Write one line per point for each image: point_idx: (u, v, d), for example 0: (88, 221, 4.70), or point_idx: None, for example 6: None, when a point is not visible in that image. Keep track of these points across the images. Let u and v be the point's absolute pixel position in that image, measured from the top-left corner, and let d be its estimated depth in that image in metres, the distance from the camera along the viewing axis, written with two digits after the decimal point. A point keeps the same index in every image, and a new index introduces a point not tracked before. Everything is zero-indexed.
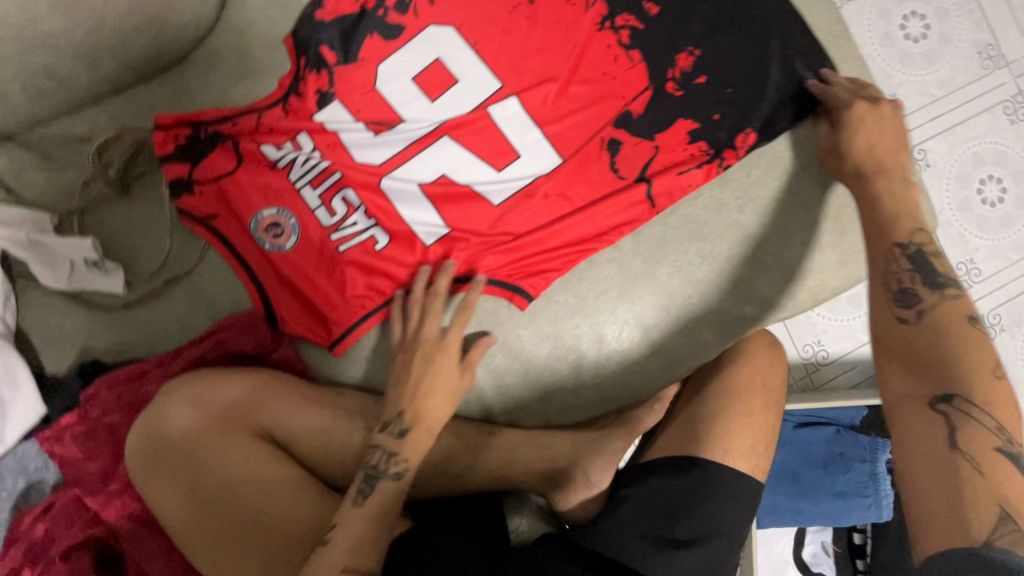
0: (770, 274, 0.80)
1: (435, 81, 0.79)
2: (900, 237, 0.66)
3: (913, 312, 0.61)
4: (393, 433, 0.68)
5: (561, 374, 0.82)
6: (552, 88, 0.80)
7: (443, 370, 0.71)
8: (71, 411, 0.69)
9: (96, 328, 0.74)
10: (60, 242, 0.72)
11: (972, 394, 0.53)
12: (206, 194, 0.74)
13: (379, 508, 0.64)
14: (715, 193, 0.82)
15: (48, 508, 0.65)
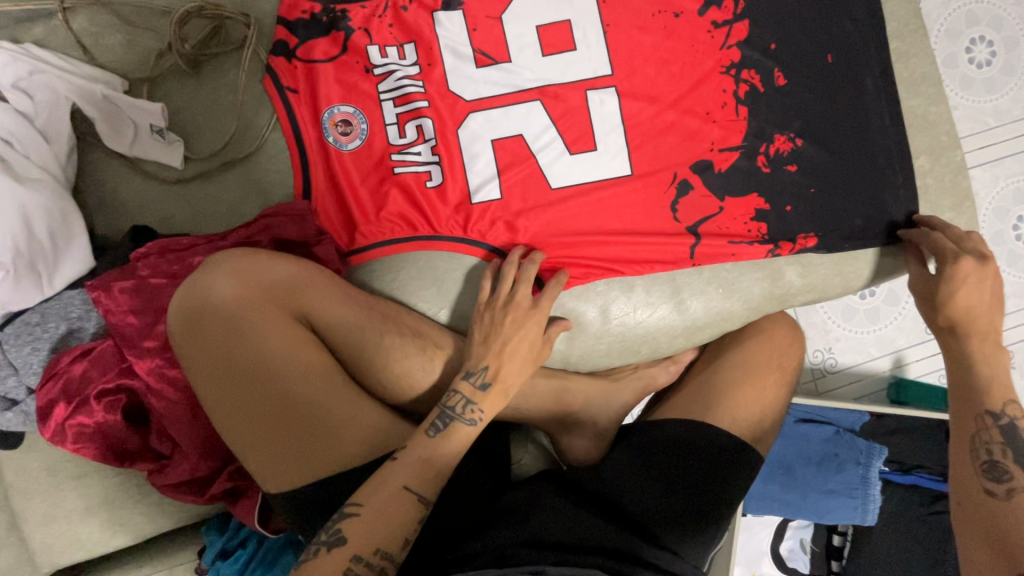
0: (805, 255, 0.83)
1: (556, 38, 0.80)
2: (993, 405, 0.71)
3: (1003, 486, 0.66)
4: (477, 384, 0.70)
5: (586, 319, 0.83)
6: (630, 37, 0.80)
7: (529, 329, 0.73)
8: (116, 268, 0.70)
9: (152, 198, 0.77)
10: (128, 103, 0.73)
11: None
12: (297, 68, 0.77)
13: (448, 445, 0.67)
14: (768, 166, 0.82)
15: (87, 353, 0.67)
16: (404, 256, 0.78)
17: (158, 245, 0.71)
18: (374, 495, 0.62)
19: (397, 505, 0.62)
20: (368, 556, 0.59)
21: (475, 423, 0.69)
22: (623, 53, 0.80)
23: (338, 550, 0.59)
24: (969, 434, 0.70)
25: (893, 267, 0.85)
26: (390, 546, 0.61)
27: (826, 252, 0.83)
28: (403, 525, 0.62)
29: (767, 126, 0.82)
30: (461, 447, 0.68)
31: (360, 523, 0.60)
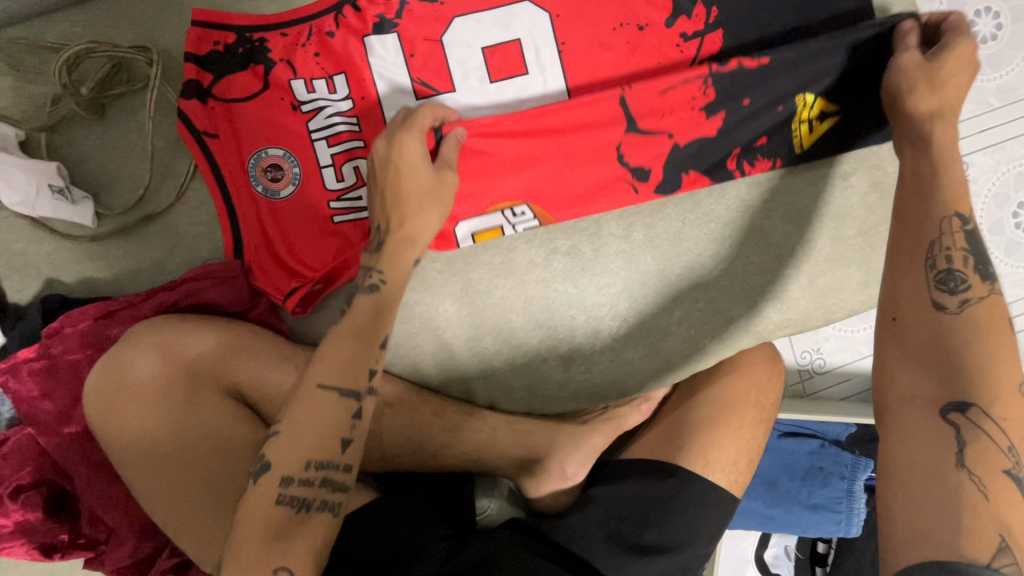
0: (786, 287, 0.77)
1: (504, 60, 0.71)
2: (965, 209, 0.58)
3: (956, 301, 0.54)
4: (374, 248, 0.62)
5: (550, 365, 0.77)
6: (588, 55, 0.71)
7: (416, 168, 0.63)
8: (29, 345, 0.65)
9: (66, 259, 0.70)
10: (20, 162, 0.64)
11: (991, 407, 0.48)
12: (215, 109, 0.69)
13: (359, 321, 0.58)
14: (743, 193, 0.75)
15: (2, 445, 0.62)
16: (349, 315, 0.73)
17: (71, 316, 0.65)
18: (293, 410, 0.54)
19: (320, 407, 0.54)
20: (299, 474, 0.52)
21: (377, 288, 0.60)
22: (580, 75, 0.72)
23: (266, 477, 0.52)
24: (926, 241, 0.57)
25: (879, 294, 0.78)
26: (323, 457, 0.53)
27: (806, 285, 0.77)
28: (331, 424, 0.54)
29: (740, 148, 0.74)
30: (376, 317, 0.59)
31: (280, 441, 0.53)
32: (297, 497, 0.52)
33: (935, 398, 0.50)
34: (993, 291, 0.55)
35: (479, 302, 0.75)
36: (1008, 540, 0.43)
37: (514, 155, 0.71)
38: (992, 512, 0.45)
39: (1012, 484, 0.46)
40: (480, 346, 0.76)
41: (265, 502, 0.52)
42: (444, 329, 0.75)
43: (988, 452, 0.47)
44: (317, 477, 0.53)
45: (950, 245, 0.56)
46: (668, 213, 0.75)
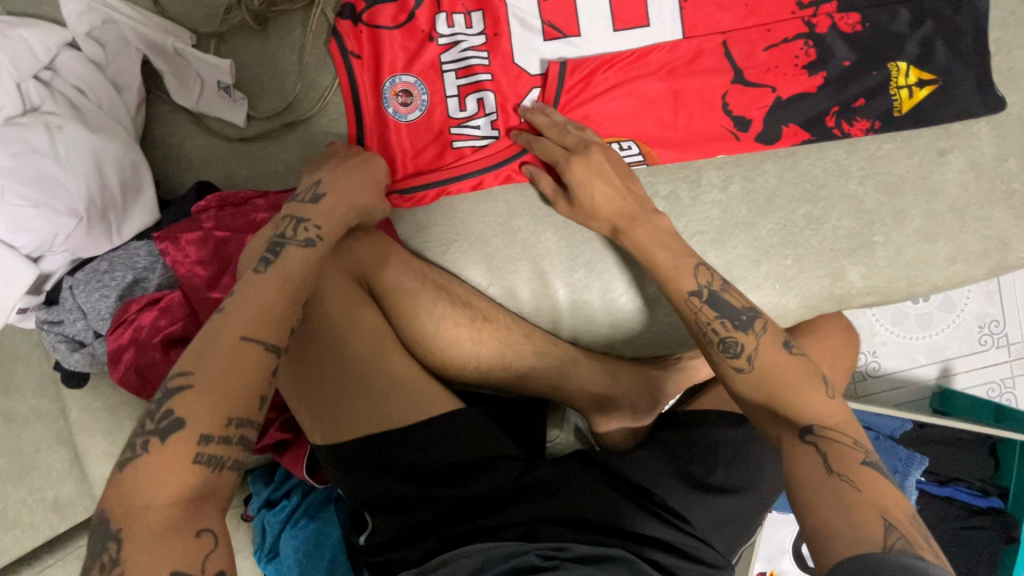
0: (872, 255, 0.80)
1: (628, 13, 0.76)
2: (690, 285, 0.68)
3: (744, 359, 0.63)
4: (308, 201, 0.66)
5: (633, 303, 0.82)
6: (709, 12, 0.76)
7: (348, 176, 0.69)
8: (184, 219, 0.73)
9: (213, 154, 0.78)
10: (198, 57, 0.73)
11: (824, 419, 0.58)
12: (362, 33, 0.76)
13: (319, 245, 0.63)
14: (840, 157, 0.78)
15: (154, 301, 0.70)
16: (454, 231, 0.80)
17: (219, 199, 0.73)
18: (205, 349, 0.51)
19: (241, 360, 0.51)
20: (221, 431, 0.49)
21: (313, 241, 0.63)
22: (697, 30, 0.76)
23: (176, 434, 0.48)
24: (693, 327, 0.67)
25: (964, 272, 0.81)
26: (245, 411, 0.50)
27: (892, 254, 0.80)
28: (254, 380, 0.51)
29: (841, 114, 0.77)
30: (304, 268, 0.60)
31: (196, 392, 0.49)
32: (216, 454, 0.48)
33: (795, 425, 0.58)
34: (759, 335, 0.64)
35: (576, 237, 0.81)
36: (890, 519, 0.49)
37: (627, 100, 0.77)
38: (870, 499, 0.51)
39: (873, 471, 0.54)
40: (573, 279, 0.81)
41: (179, 451, 0.47)
42: (542, 257, 0.81)
43: (837, 459, 0.54)
44: (236, 434, 0.50)
45: (712, 325, 0.65)
46: (766, 170, 0.78)
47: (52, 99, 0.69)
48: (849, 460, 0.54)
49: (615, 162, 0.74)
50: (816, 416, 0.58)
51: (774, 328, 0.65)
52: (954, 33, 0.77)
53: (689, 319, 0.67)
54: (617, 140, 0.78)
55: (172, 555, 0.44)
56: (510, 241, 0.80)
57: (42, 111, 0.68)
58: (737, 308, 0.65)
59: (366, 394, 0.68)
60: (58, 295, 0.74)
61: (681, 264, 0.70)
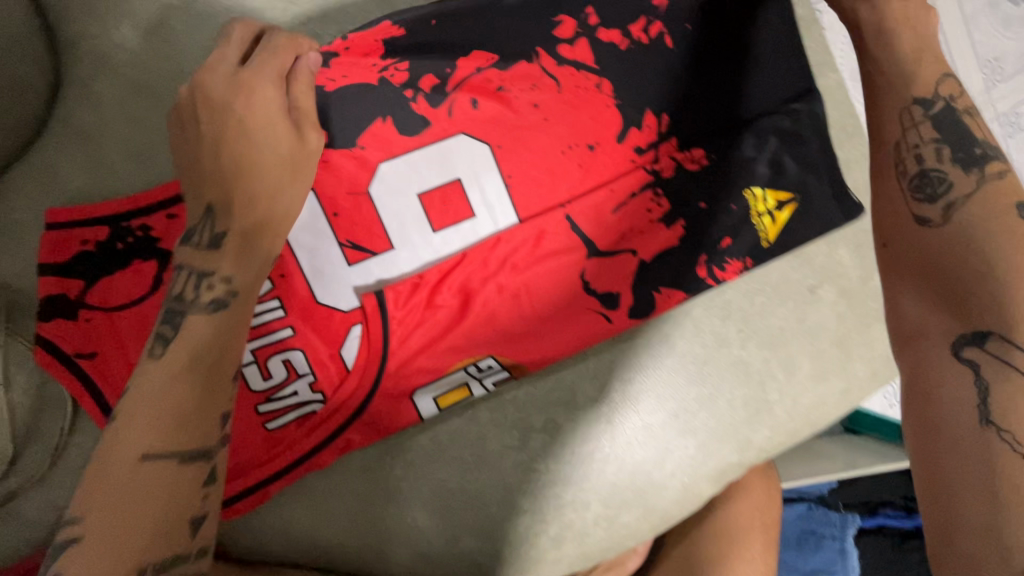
0: (773, 414, 0.73)
1: (444, 206, 0.61)
2: (921, 92, 0.53)
3: (941, 206, 0.47)
4: (205, 244, 0.49)
5: (539, 548, 0.68)
6: (542, 180, 0.64)
7: (263, 120, 0.51)
8: None
9: None
10: None
11: (1014, 331, 0.40)
12: (92, 324, 0.54)
13: (198, 343, 0.45)
14: (717, 326, 0.70)
15: None
16: (304, 510, 0.64)
17: None
18: (111, 494, 0.38)
19: (158, 478, 0.39)
20: None
21: (224, 304, 0.47)
22: (531, 204, 0.63)
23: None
24: (891, 146, 0.52)
25: (859, 398, 0.76)
26: (166, 553, 0.39)
27: (790, 406, 0.73)
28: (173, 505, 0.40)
29: (712, 260, 0.68)
30: (219, 340, 0.46)
31: (97, 536, 0.37)
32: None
33: (946, 331, 0.43)
34: (987, 176, 0.48)
35: (452, 503, 0.65)
36: None
37: (472, 310, 0.62)
38: None
39: None
40: (461, 547, 0.67)
41: None
42: (418, 537, 0.65)
43: (1006, 406, 0.39)
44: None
45: (909, 145, 0.51)
46: (644, 364, 0.68)
47: None
48: None
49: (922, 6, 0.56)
50: None
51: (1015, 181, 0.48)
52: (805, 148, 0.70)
53: (890, 135, 0.53)
54: (474, 360, 0.63)
55: None
56: (369, 530, 0.65)
57: None
58: (973, 136, 0.51)
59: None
60: None
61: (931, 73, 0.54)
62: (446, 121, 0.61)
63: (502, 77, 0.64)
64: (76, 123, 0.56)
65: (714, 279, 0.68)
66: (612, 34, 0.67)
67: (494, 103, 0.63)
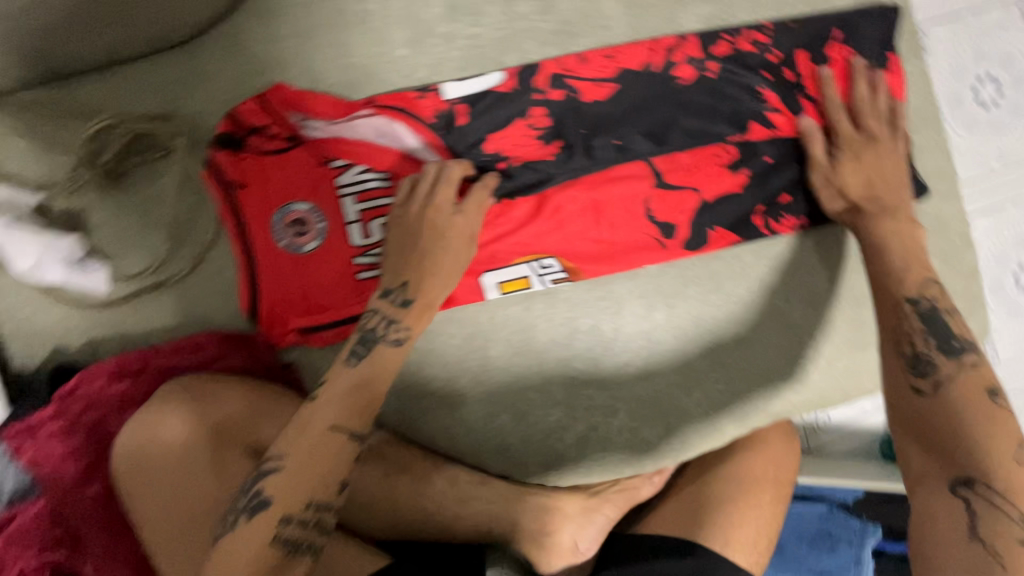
0: (805, 370, 0.76)
1: (534, 126, 0.70)
2: (910, 290, 0.62)
3: (930, 383, 0.56)
4: (396, 304, 0.61)
5: (564, 443, 0.76)
6: (623, 119, 0.71)
7: (457, 237, 0.64)
8: (45, 405, 0.62)
9: (73, 325, 0.67)
10: (39, 235, 0.64)
11: (994, 479, 0.48)
12: (245, 161, 0.68)
13: (372, 370, 0.56)
14: (763, 274, 0.75)
15: (7, 522, 0.57)
16: None
17: (110, 366, 0.64)
18: (299, 449, 0.51)
19: (326, 451, 0.52)
20: (298, 514, 0.50)
21: (402, 343, 0.59)
22: (611, 136, 0.71)
23: (261, 515, 0.50)
24: (890, 327, 0.60)
25: None
26: (322, 497, 0.51)
27: (824, 367, 0.76)
28: (334, 469, 0.52)
29: (768, 211, 0.74)
30: (393, 372, 0.58)
31: (286, 481, 0.50)
32: (297, 539, 0.50)
33: (942, 476, 0.50)
34: (967, 366, 0.56)
35: (496, 381, 0.74)
36: None
37: (545, 214, 0.70)
38: None
39: None
40: (496, 425, 0.75)
41: (262, 534, 0.49)
42: (461, 404, 0.74)
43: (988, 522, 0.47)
44: (315, 518, 0.51)
45: (911, 322, 0.60)
46: (690, 294, 0.74)
47: None
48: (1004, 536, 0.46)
49: (894, 154, 0.71)
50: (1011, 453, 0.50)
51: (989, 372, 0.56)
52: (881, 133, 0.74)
53: (887, 306, 0.62)
54: (537, 258, 0.72)
55: None
56: (422, 391, 0.74)
57: None
58: (952, 333, 0.59)
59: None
60: None
61: (919, 273, 0.63)
62: (552, 62, 0.70)
63: (614, 51, 0.71)
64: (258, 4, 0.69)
65: (766, 227, 0.74)
66: (719, 46, 0.72)
67: (610, 77, 0.71)
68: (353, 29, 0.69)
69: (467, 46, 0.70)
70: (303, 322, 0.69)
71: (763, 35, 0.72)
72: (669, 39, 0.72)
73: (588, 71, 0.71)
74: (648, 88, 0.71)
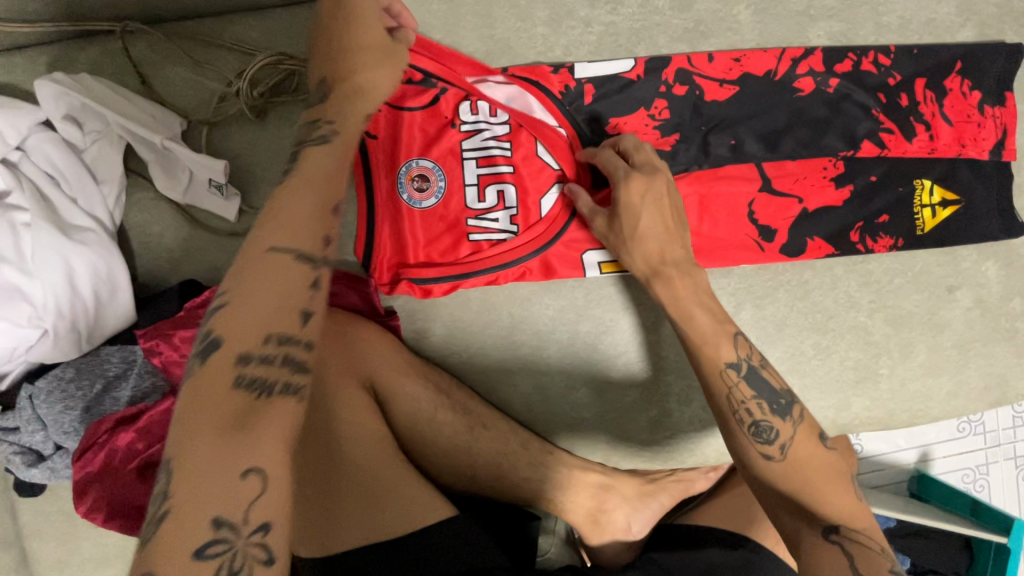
0: (877, 387, 0.78)
1: (654, 117, 0.73)
2: (730, 356, 0.60)
3: (778, 447, 0.57)
4: (319, 130, 0.53)
5: (635, 423, 0.79)
6: (741, 122, 0.74)
7: (368, 23, 0.58)
8: (174, 315, 0.66)
9: (200, 248, 0.71)
10: (190, 156, 0.67)
11: (851, 520, 0.54)
12: (379, 113, 0.72)
13: (315, 173, 0.49)
14: (851, 289, 0.77)
15: (138, 417, 0.63)
16: (464, 320, 0.76)
17: None
18: (241, 271, 0.44)
19: (276, 270, 0.44)
20: (260, 349, 0.42)
21: (328, 136, 0.53)
22: (730, 136, 0.74)
23: (215, 357, 0.42)
24: (721, 399, 0.59)
25: (963, 407, 0.79)
26: (287, 329, 0.43)
27: (895, 386, 0.79)
28: (294, 292, 0.44)
29: (866, 228, 0.75)
30: (335, 170, 0.51)
31: (236, 312, 0.42)
32: (260, 378, 0.42)
33: (819, 521, 0.54)
34: (796, 423, 0.58)
35: (580, 355, 0.77)
36: None
37: None
38: None
39: None
40: (574, 398, 0.78)
41: (218, 378, 0.41)
42: (543, 373, 0.78)
43: (866, 561, 0.50)
44: (281, 355, 0.43)
45: (747, 402, 0.58)
46: (778, 298, 0.77)
47: (20, 187, 0.63)
48: (878, 563, 0.51)
49: (662, 197, 0.66)
50: (847, 513, 0.54)
51: (809, 419, 0.59)
52: (987, 169, 0.75)
53: (717, 389, 0.59)
54: None
55: (216, 485, 0.37)
56: (510, 354, 0.77)
57: (8, 205, 0.62)
58: (774, 387, 0.59)
59: (373, 505, 0.64)
60: (14, 396, 0.66)
61: (722, 334, 0.61)
62: (682, 58, 0.73)
63: (743, 55, 0.74)
64: None
65: (863, 243, 0.76)
66: (844, 63, 0.74)
67: (733, 79, 0.74)
68: (499, 3, 0.73)
69: (603, 32, 0.74)
70: (412, 272, 0.73)
71: (886, 58, 0.74)
72: (797, 51, 0.74)
73: (715, 71, 0.73)
74: (768, 95, 0.74)
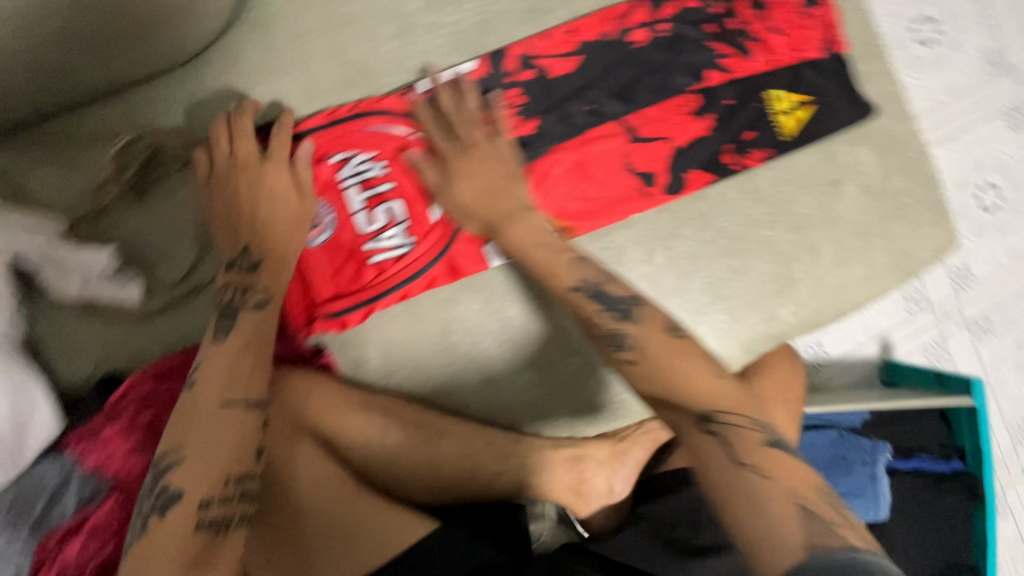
0: (798, 291, 0.82)
1: (513, 106, 0.76)
2: (569, 279, 0.63)
3: (631, 350, 0.56)
4: (244, 270, 0.66)
5: (587, 388, 0.81)
6: (599, 82, 0.78)
7: (276, 189, 0.70)
8: (98, 412, 0.67)
9: (117, 338, 0.71)
10: (75, 253, 0.66)
11: (721, 403, 0.52)
12: None
13: (246, 338, 0.60)
14: (747, 209, 0.81)
15: (83, 524, 0.62)
16: (396, 336, 0.77)
17: (150, 371, 0.68)
18: (186, 424, 0.53)
19: (227, 422, 0.54)
20: (220, 492, 0.51)
21: (262, 304, 0.64)
22: (595, 98, 0.77)
23: (175, 510, 0.49)
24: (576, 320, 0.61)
25: (881, 288, 0.83)
26: (239, 467, 0.53)
27: (815, 286, 0.82)
28: (242, 438, 0.54)
29: (738, 150, 0.80)
30: (265, 330, 0.63)
31: (193, 465, 0.51)
32: (220, 517, 0.50)
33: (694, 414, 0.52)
34: (643, 322, 0.58)
35: (516, 338, 0.79)
36: (810, 507, 0.44)
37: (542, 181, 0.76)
38: (787, 489, 0.46)
39: (778, 452, 0.49)
40: (521, 380, 0.80)
41: (180, 522, 0.49)
42: (485, 365, 0.79)
43: (740, 445, 0.49)
44: (237, 492, 0.52)
45: (597, 317, 0.59)
46: (683, 234, 0.80)
47: None
48: (752, 445, 0.49)
49: (483, 157, 0.72)
50: (715, 399, 0.52)
51: (659, 312, 0.59)
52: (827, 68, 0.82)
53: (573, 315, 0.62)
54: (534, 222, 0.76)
55: None
56: (450, 357, 0.78)
57: None
58: (618, 297, 0.60)
59: (346, 546, 0.63)
60: None
61: (563, 261, 0.65)
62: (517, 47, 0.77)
63: (580, 25, 0.78)
64: (261, 17, 0.75)
65: (738, 163, 0.80)
66: (667, 8, 0.80)
67: (572, 50, 0.78)
68: (346, 31, 0.75)
69: (452, 33, 0.77)
70: (328, 306, 0.75)
71: None
72: (621, 8, 0.79)
73: (553, 47, 0.77)
74: (616, 53, 0.78)
